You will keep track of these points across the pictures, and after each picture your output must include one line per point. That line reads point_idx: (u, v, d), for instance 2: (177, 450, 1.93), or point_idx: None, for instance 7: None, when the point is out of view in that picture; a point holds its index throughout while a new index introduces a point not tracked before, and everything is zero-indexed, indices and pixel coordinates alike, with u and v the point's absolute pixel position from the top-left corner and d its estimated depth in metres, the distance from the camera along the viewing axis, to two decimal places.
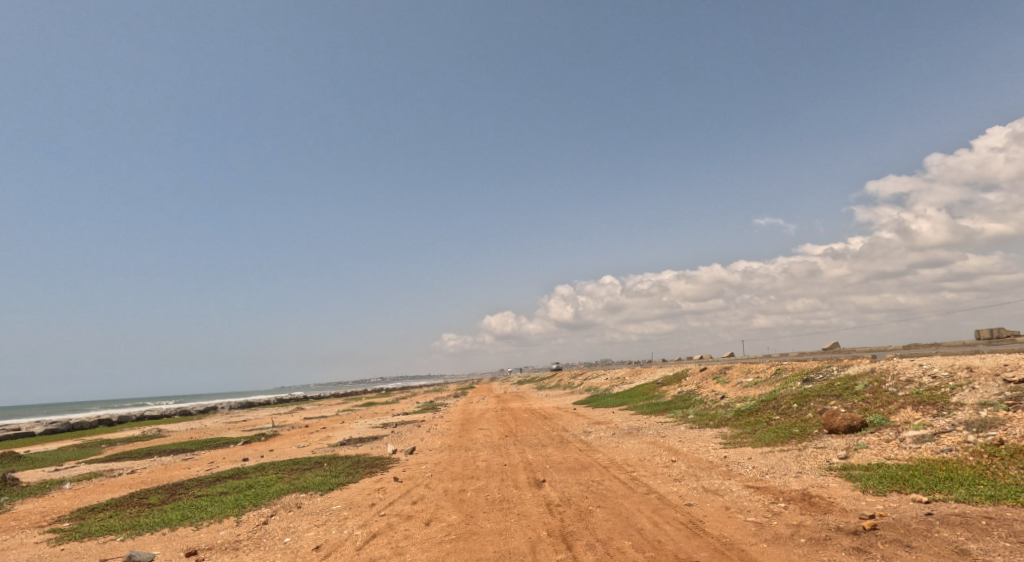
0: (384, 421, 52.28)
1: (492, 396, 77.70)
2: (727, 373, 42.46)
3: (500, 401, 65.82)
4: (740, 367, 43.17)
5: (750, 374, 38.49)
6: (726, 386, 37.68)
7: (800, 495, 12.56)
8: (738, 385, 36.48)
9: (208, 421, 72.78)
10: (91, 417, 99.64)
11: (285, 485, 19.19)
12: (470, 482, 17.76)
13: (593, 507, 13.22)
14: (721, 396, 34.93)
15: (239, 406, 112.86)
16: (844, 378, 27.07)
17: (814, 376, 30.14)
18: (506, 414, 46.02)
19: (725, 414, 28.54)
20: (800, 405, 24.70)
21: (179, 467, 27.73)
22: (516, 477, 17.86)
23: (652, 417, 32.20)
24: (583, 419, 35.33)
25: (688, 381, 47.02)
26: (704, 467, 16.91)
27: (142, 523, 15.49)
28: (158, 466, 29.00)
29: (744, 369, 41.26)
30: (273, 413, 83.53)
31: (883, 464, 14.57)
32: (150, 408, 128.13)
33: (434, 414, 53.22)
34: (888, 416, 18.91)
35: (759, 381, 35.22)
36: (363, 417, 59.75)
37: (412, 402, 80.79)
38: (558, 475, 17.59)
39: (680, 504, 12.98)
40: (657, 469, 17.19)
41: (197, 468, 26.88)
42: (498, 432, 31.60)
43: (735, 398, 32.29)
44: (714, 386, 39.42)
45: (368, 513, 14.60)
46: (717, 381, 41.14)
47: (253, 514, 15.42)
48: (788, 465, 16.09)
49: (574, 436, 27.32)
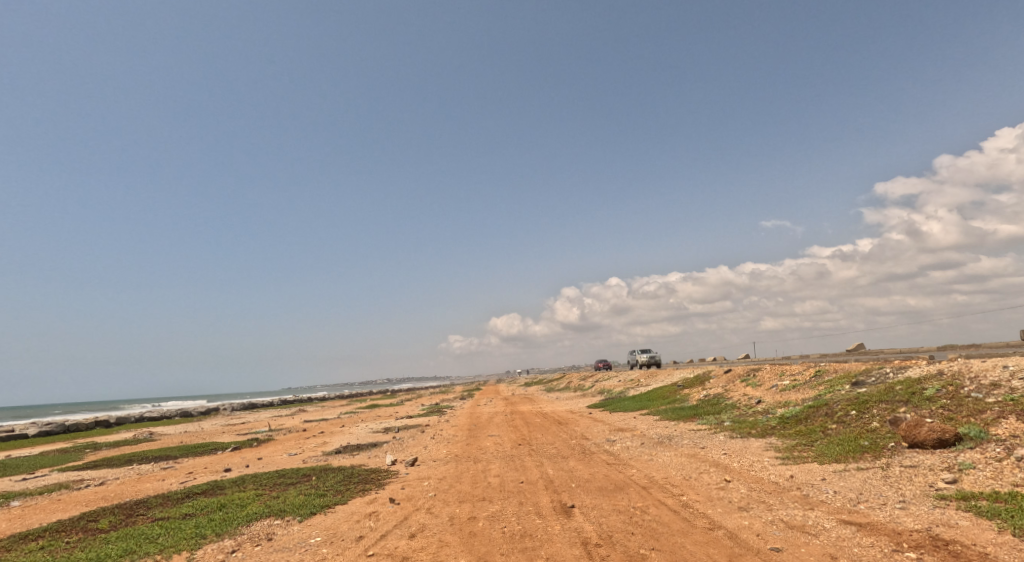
0: (387, 424, 49.14)
1: (500, 398, 74.28)
2: (758, 375, 39.03)
3: (510, 404, 62.55)
4: (771, 368, 39.76)
5: (785, 376, 35.04)
6: (760, 389, 34.32)
7: (931, 540, 9.36)
8: (773, 388, 33.06)
9: (205, 423, 69.94)
10: (88, 418, 97.09)
11: (259, 507, 16.02)
12: (482, 507, 14.56)
13: (647, 551, 10.09)
14: (756, 400, 31.56)
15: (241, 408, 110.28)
16: (906, 382, 23.73)
17: (867, 379, 26.72)
18: (518, 418, 42.89)
19: (768, 422, 25.16)
20: (861, 412, 21.36)
21: (155, 479, 24.67)
22: (539, 501, 14.69)
23: (682, 424, 28.93)
24: (603, 425, 32.10)
25: (713, 384, 43.54)
26: (772, 491, 13.65)
27: (72, 559, 12.38)
28: (131, 477, 25.94)
29: (777, 370, 37.88)
30: (274, 415, 80.52)
31: (1016, 492, 11.30)
32: (151, 408, 125.91)
33: (439, 418, 50.08)
34: (986, 428, 15.64)
35: (798, 384, 31.85)
36: (366, 419, 56.67)
37: (416, 404, 77.66)
38: (590, 500, 14.38)
39: (762, 548, 9.79)
40: (711, 492, 13.99)
41: (173, 480, 23.81)
42: (510, 440, 28.38)
43: (773, 403, 28.95)
44: (746, 389, 35.95)
45: (353, 552, 11.47)
46: (747, 384, 37.75)
47: (211, 549, 12.32)
48: (880, 490, 12.80)
49: (597, 446, 24.04)
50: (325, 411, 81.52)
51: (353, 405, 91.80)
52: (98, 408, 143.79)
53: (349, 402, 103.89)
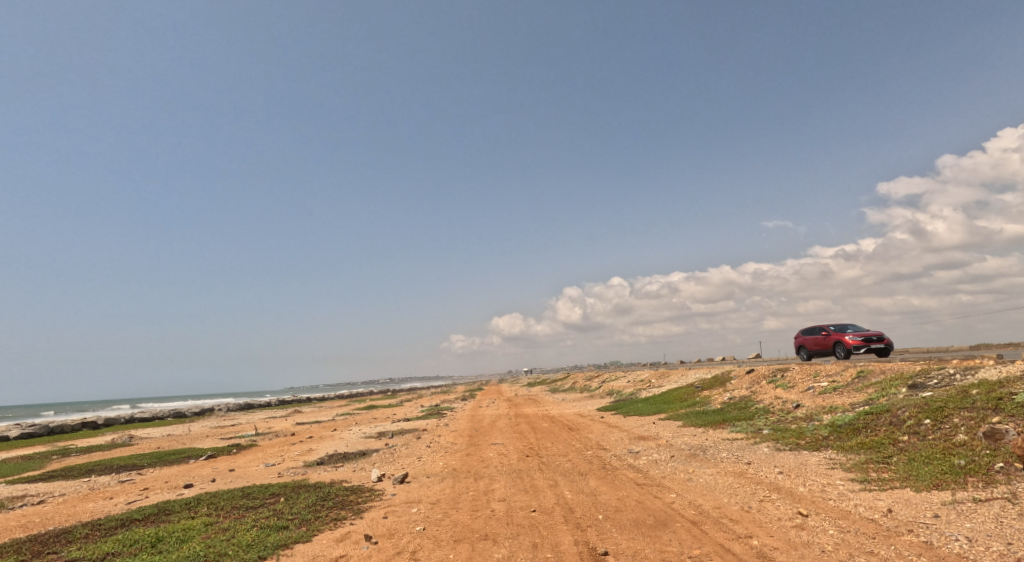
0: (381, 428, 45.71)
1: (502, 400, 70.55)
2: (787, 376, 35.46)
3: (514, 406, 59.07)
4: (801, 369, 36.20)
5: (821, 378, 31.33)
6: (793, 391, 30.73)
7: None
8: (810, 391, 29.36)
9: (192, 426, 66.32)
10: (75, 419, 93.47)
11: (199, 545, 12.59)
12: (483, 552, 11.06)
13: None
14: (791, 404, 27.95)
15: (234, 409, 106.77)
16: (983, 384, 20.10)
17: (928, 381, 23.03)
18: (523, 423, 39.39)
19: (817, 431, 21.50)
20: (938, 422, 17.70)
21: (102, 498, 21.17)
22: (559, 544, 11.15)
23: (711, 432, 25.39)
24: (620, 433, 28.58)
25: (735, 386, 39.84)
26: (875, 534, 10.11)
27: None
28: (77, 494, 22.38)
29: (809, 371, 34.28)
30: (266, 417, 76.96)
31: None
32: (143, 409, 122.28)
33: (439, 421, 46.66)
34: None
35: (839, 386, 28.23)
36: (359, 422, 53.21)
37: (414, 406, 73.96)
38: (627, 544, 10.90)
39: None
40: (791, 535, 10.44)
41: (121, 500, 20.29)
42: (516, 451, 24.82)
43: (815, 408, 25.37)
44: (777, 391, 32.25)
45: None
46: (776, 385, 34.14)
47: None
48: None
49: (619, 460, 20.49)
50: (320, 413, 78.03)
51: (350, 406, 88.29)
52: (91, 409, 140.34)
53: (346, 403, 100.37)
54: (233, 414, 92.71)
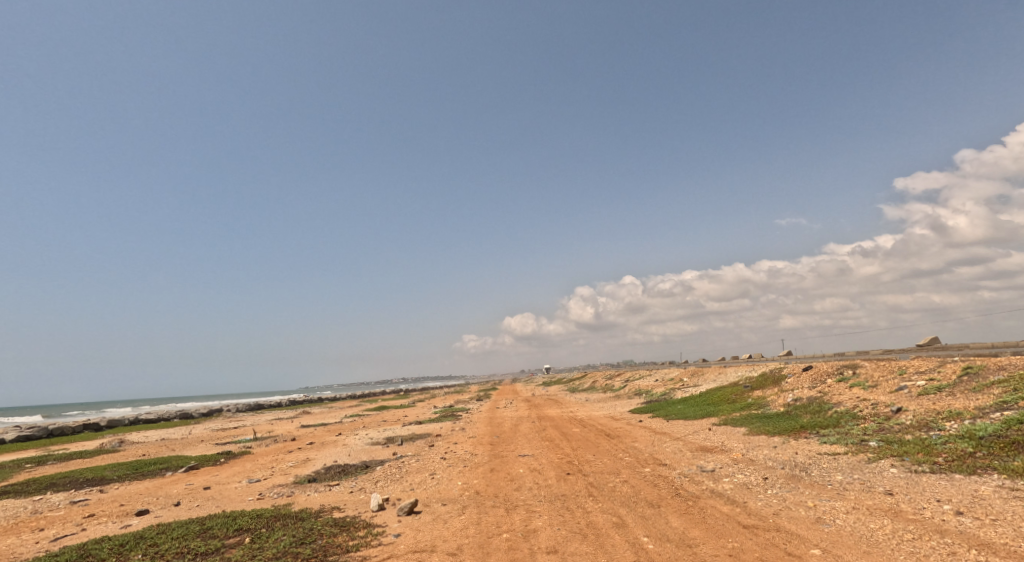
0: (390, 432, 41.08)
1: (522, 401, 65.84)
2: (862, 376, 30.41)
3: (535, 407, 54.41)
4: (876, 367, 31.11)
5: (912, 378, 26.23)
6: (881, 394, 25.66)
7: None
8: (906, 394, 24.26)
9: (191, 430, 61.97)
10: (77, 421, 89.70)
11: None
12: None
13: None
14: (886, 409, 22.87)
15: (242, 410, 103.05)
16: None
17: None
18: (550, 428, 34.68)
19: (952, 445, 16.43)
20: None
21: (30, 529, 16.51)
22: None
23: (795, 444, 20.36)
24: (673, 443, 23.63)
25: (793, 386, 34.82)
26: None
27: None
28: (6, 523, 17.77)
29: (891, 370, 29.16)
30: (271, 419, 72.49)
31: None
32: (150, 409, 118.81)
33: (454, 425, 41.99)
34: None
35: (945, 388, 23.07)
36: (368, 426, 48.68)
37: (426, 406, 69.63)
38: None
39: None
40: None
41: (51, 534, 15.68)
42: (553, 467, 19.99)
43: (928, 415, 20.23)
44: (856, 393, 27.24)
45: None
46: (851, 387, 29.09)
47: None
48: None
49: (694, 485, 15.62)
50: (328, 414, 73.77)
51: (359, 407, 84.09)
52: (99, 410, 137.37)
53: (356, 404, 95.79)
54: (241, 415, 88.75)
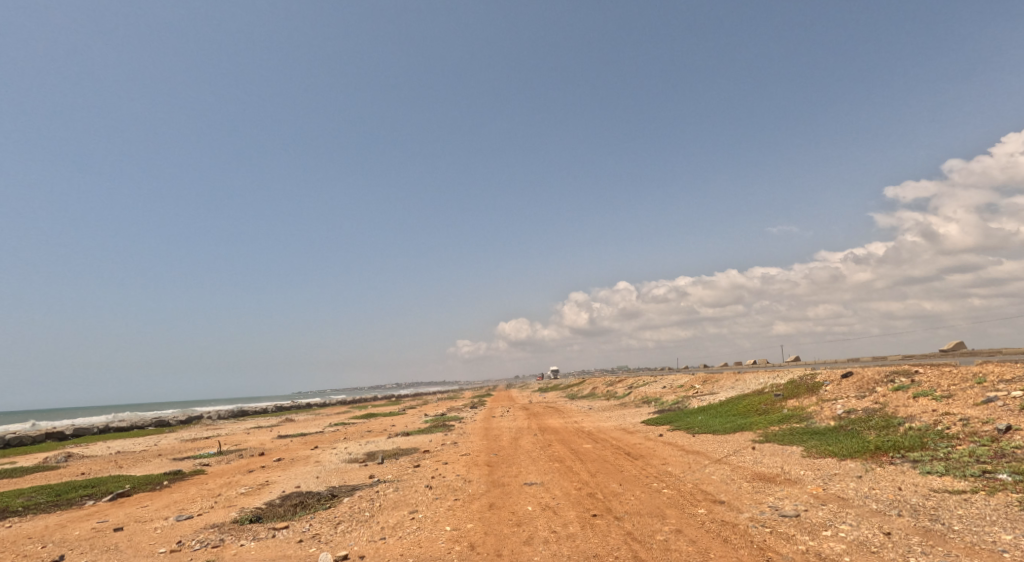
0: (371, 447, 35.93)
1: (518, 408, 60.96)
2: (926, 384, 25.66)
3: (534, 416, 49.40)
4: (939, 374, 26.39)
5: (1000, 388, 21.52)
6: (966, 406, 20.92)
7: None
8: (1001, 408, 19.53)
9: (155, 441, 56.22)
10: (40, 429, 83.43)
11: None
12: None
13: None
14: (986, 426, 18.14)
15: (220, 417, 97.17)
16: None
17: None
18: (556, 443, 29.68)
19: None
20: None
21: None
22: None
23: (885, 474, 15.59)
24: (719, 470, 18.77)
25: (836, 396, 30.02)
26: None
27: None
28: None
29: (964, 377, 24.43)
30: (249, 428, 66.91)
31: None
32: (124, 416, 112.38)
33: (443, 438, 36.92)
34: None
35: None
36: (348, 438, 43.52)
37: (415, 415, 63.99)
38: None
39: None
40: None
41: None
42: (572, 505, 15.13)
43: None
44: (928, 405, 22.51)
45: None
46: (917, 397, 24.31)
47: None
48: None
49: (786, 546, 10.79)
50: (310, 424, 68.02)
51: (346, 416, 78.79)
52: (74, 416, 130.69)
53: (343, 412, 90.29)
54: (218, 423, 82.75)
